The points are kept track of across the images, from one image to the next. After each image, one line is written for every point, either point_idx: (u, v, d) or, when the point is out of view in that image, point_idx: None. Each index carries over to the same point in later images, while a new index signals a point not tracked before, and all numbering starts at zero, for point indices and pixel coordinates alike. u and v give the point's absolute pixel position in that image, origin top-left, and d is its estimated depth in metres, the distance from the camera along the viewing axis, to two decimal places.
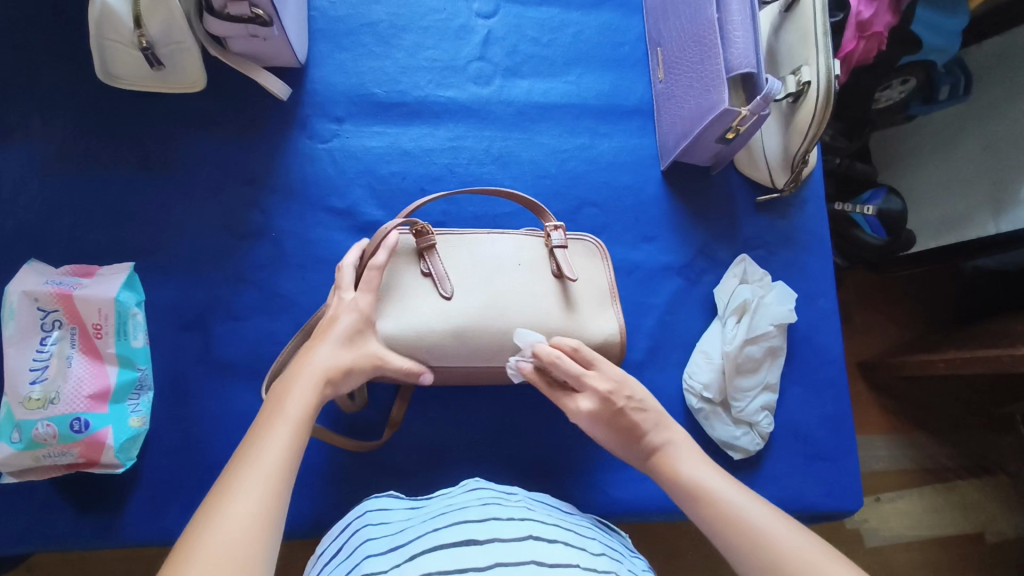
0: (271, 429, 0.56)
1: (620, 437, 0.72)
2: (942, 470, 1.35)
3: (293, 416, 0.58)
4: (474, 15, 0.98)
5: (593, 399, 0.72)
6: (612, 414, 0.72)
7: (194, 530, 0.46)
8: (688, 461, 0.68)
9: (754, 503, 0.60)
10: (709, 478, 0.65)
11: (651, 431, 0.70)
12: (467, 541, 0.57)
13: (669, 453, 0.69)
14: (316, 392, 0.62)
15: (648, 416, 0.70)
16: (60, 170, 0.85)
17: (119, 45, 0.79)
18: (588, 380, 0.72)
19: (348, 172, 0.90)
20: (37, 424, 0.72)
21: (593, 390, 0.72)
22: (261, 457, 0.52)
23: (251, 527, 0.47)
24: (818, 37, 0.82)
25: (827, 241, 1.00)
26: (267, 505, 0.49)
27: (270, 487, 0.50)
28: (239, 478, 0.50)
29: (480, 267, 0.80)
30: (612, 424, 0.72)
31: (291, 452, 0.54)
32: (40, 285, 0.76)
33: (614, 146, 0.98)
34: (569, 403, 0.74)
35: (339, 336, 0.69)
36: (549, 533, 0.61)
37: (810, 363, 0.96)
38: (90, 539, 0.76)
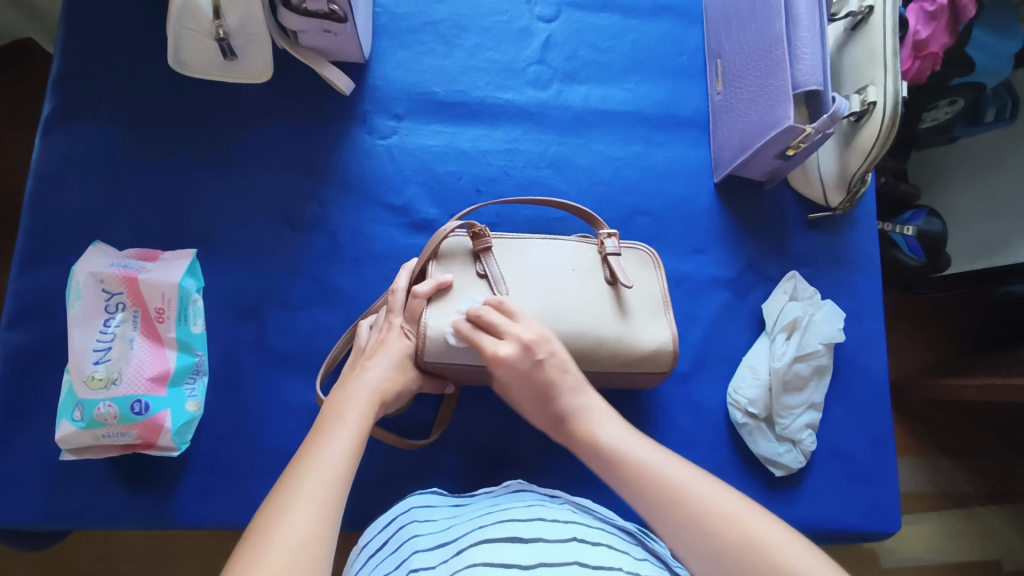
0: (329, 439, 0.56)
1: (534, 396, 0.70)
2: (967, 497, 1.34)
3: (352, 429, 0.59)
4: (536, 19, 0.99)
5: (514, 347, 0.69)
6: (529, 366, 0.69)
7: (259, 531, 0.46)
8: (620, 433, 0.63)
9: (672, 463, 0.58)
10: (641, 450, 0.61)
11: (567, 394, 0.68)
12: (511, 540, 0.58)
13: (592, 420, 0.66)
14: (370, 411, 0.63)
15: (550, 369, 0.68)
16: (125, 154, 0.86)
17: (197, 34, 0.80)
18: (511, 331, 0.70)
19: (406, 169, 0.91)
20: (100, 404, 0.73)
21: (513, 340, 0.69)
22: (322, 461, 0.53)
23: (315, 528, 0.47)
24: (887, 58, 0.82)
25: (876, 262, 0.99)
26: (327, 510, 0.49)
27: (330, 491, 0.51)
28: (302, 484, 0.51)
29: (535, 271, 0.80)
30: (515, 374, 0.69)
31: (348, 461, 0.55)
32: (106, 267, 0.78)
33: (668, 156, 0.98)
34: (486, 346, 0.70)
35: (385, 362, 0.72)
36: (592, 535, 0.62)
37: (855, 383, 0.95)
38: (140, 519, 0.78)
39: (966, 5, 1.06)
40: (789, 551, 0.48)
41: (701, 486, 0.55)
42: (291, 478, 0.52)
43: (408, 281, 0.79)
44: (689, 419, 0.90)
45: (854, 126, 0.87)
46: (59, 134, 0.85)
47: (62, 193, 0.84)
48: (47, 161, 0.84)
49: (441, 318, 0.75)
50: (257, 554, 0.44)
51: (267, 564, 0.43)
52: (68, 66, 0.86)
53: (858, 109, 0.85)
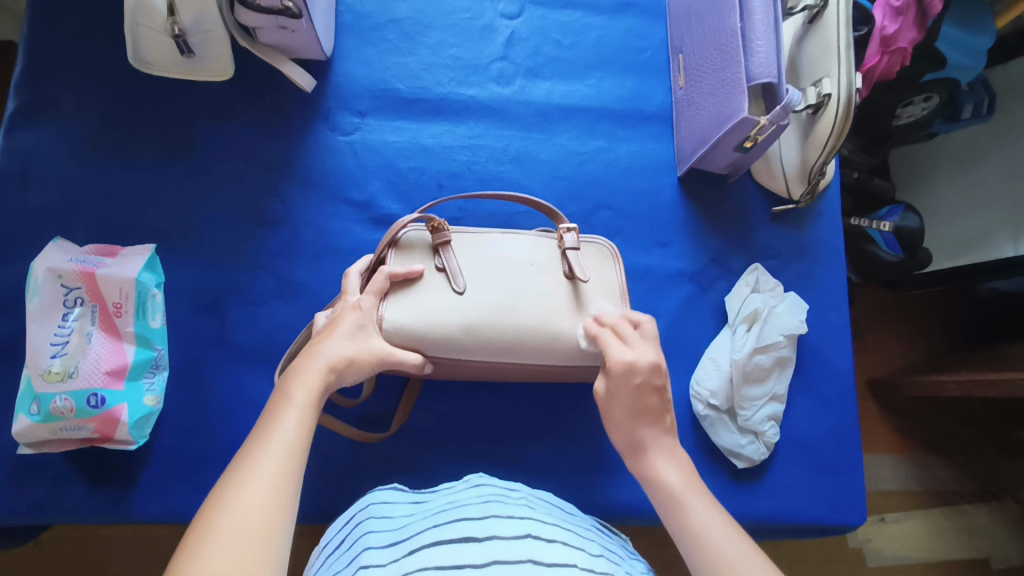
0: (279, 419, 0.54)
1: (626, 416, 0.63)
2: (949, 493, 1.33)
3: (302, 405, 0.56)
4: (499, 16, 0.99)
5: (646, 359, 0.64)
6: (642, 386, 0.63)
7: (208, 518, 0.45)
8: (681, 478, 0.59)
9: (741, 548, 0.53)
10: (711, 520, 0.55)
11: (654, 433, 0.62)
12: (464, 541, 0.57)
13: (654, 455, 0.61)
14: (322, 380, 0.61)
15: (665, 399, 0.63)
16: (89, 152, 0.87)
17: (153, 31, 0.82)
18: (635, 345, 0.65)
19: (368, 165, 0.92)
20: (56, 397, 0.74)
21: (641, 352, 0.65)
22: (275, 438, 0.52)
23: (268, 506, 0.47)
24: (840, 50, 0.82)
25: (841, 254, 0.99)
26: (277, 493, 0.48)
27: (285, 468, 0.50)
28: (252, 465, 0.49)
29: (492, 263, 0.80)
30: (625, 387, 0.63)
31: (303, 436, 0.54)
32: (64, 262, 0.78)
33: (632, 150, 0.99)
34: (614, 353, 0.65)
35: (346, 333, 0.68)
36: (548, 531, 0.61)
37: (819, 375, 0.95)
38: (101, 513, 0.78)
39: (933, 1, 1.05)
40: None
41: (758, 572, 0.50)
42: (241, 458, 0.51)
43: (364, 266, 0.77)
44: None
45: (812, 119, 0.88)
46: (22, 132, 0.86)
47: (25, 190, 0.85)
48: (10, 159, 0.85)
49: (401, 307, 0.76)
50: (207, 538, 0.44)
51: (216, 551, 0.43)
52: (32, 67, 0.87)
53: (814, 101, 0.85)
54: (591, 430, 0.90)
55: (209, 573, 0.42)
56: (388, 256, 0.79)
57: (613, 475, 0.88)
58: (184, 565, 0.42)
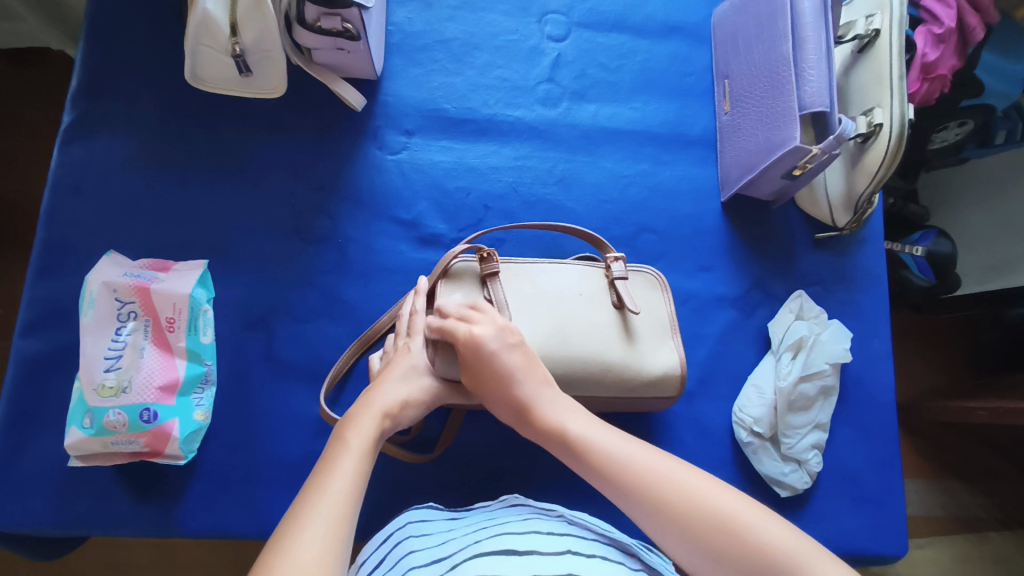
0: (335, 465, 0.54)
1: (495, 386, 0.66)
2: (976, 521, 1.31)
3: (356, 450, 0.57)
4: (546, 38, 1.00)
5: (490, 328, 0.67)
6: (503, 349, 0.66)
7: (267, 566, 0.45)
8: (562, 412, 0.64)
9: (577, 420, 0.63)
10: (558, 408, 0.64)
11: (530, 383, 0.65)
12: (505, 554, 0.57)
13: (539, 408, 0.65)
14: (377, 426, 0.61)
15: (525, 350, 0.67)
16: (141, 165, 0.88)
17: (213, 50, 0.80)
18: (481, 316, 0.68)
19: (415, 184, 0.92)
20: (109, 411, 0.74)
21: (488, 323, 0.67)
22: (331, 484, 0.52)
23: (324, 554, 0.46)
24: (894, 80, 0.83)
25: (884, 282, 0.99)
26: (330, 542, 0.48)
27: (339, 514, 0.50)
28: (308, 512, 0.49)
29: (541, 296, 0.80)
30: (481, 358, 0.66)
31: (357, 482, 0.54)
32: (120, 277, 0.79)
33: (675, 174, 0.99)
34: (460, 332, 0.67)
35: (400, 378, 0.68)
36: (587, 547, 0.61)
37: (862, 403, 0.95)
38: (146, 526, 0.78)
39: (974, 29, 1.07)
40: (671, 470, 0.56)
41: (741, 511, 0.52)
42: (297, 504, 0.51)
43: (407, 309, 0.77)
44: (694, 437, 0.90)
45: (860, 148, 0.88)
46: (78, 145, 0.87)
47: (78, 202, 0.86)
48: (66, 171, 0.86)
49: None
50: None
51: None
52: (90, 81, 0.89)
53: (864, 131, 0.85)
54: None
55: None
56: (439, 285, 0.78)
57: None
58: None
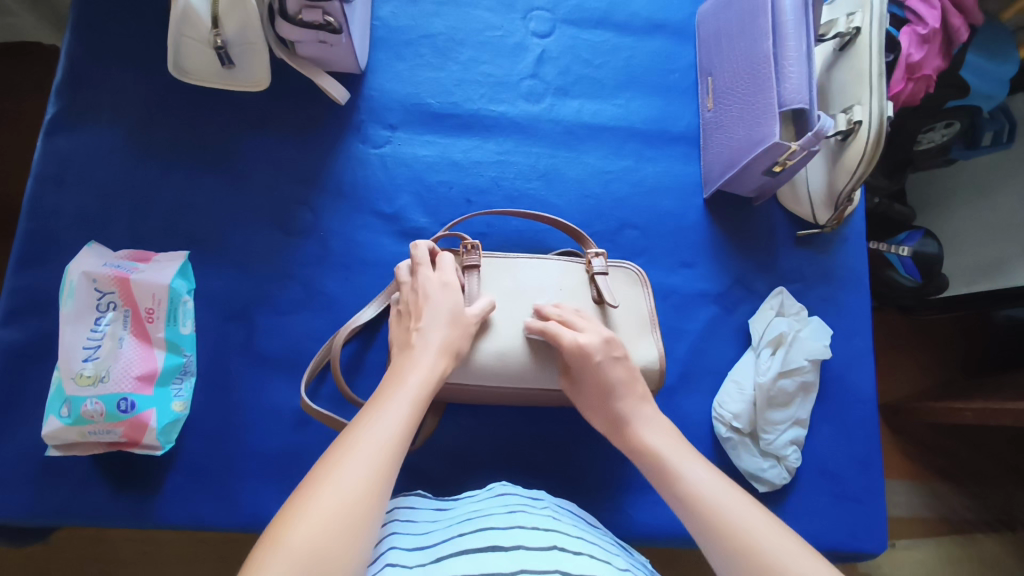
0: (387, 405, 0.57)
1: (593, 391, 0.71)
2: (960, 521, 1.32)
3: (410, 394, 0.60)
4: (531, 34, 1.01)
5: (598, 339, 0.72)
6: (606, 360, 0.71)
7: (311, 487, 0.48)
8: (661, 436, 0.67)
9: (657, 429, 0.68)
10: (646, 419, 0.69)
11: (632, 400, 0.70)
12: (490, 551, 0.57)
13: (638, 423, 0.69)
14: (434, 371, 0.64)
15: (626, 368, 0.72)
16: (123, 157, 0.88)
17: (195, 42, 0.82)
18: (586, 327, 0.73)
19: (398, 178, 0.92)
20: (87, 400, 0.74)
21: (593, 333, 0.73)
22: (377, 426, 0.54)
23: (366, 483, 0.50)
24: (873, 77, 0.83)
25: (865, 280, 1.00)
26: (377, 475, 0.51)
27: (386, 451, 0.53)
28: (358, 444, 0.52)
29: (522, 291, 0.80)
30: (587, 364, 0.71)
31: (406, 426, 0.56)
32: (99, 267, 0.79)
33: (658, 171, 1.00)
34: (567, 337, 0.72)
35: (438, 320, 0.69)
36: (574, 543, 0.60)
37: (842, 400, 0.95)
38: (123, 517, 0.78)
39: (958, 30, 1.09)
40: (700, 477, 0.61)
41: (818, 573, 0.49)
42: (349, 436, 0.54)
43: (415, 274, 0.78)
44: None
45: (841, 145, 0.88)
46: (60, 136, 0.87)
47: (60, 193, 0.86)
48: (48, 162, 0.86)
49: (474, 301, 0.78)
50: (312, 504, 0.47)
51: (315, 517, 0.46)
52: (72, 72, 0.89)
53: (844, 128, 0.86)
54: (612, 449, 0.89)
55: (303, 535, 0.45)
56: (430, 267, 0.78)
57: (634, 495, 0.87)
58: (286, 524, 0.46)
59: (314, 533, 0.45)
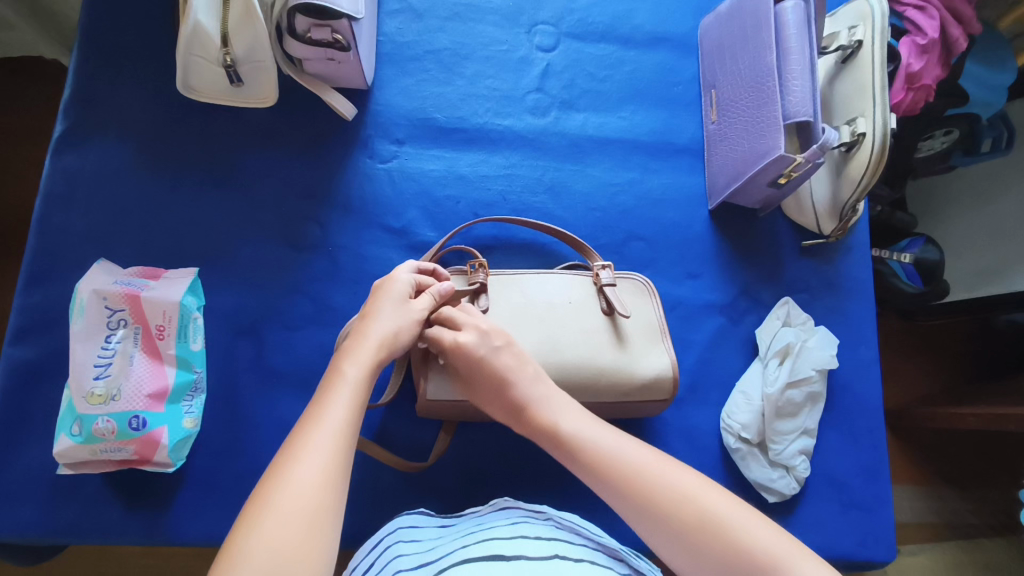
0: (333, 395, 0.55)
1: (488, 387, 0.69)
2: (966, 527, 1.32)
3: (354, 380, 0.57)
4: (535, 48, 1.01)
5: (473, 334, 0.70)
6: (487, 352, 0.69)
7: (266, 494, 0.47)
8: (583, 423, 0.65)
9: (592, 427, 0.64)
10: (575, 421, 0.65)
11: (526, 383, 0.68)
12: (492, 559, 0.57)
13: (538, 404, 0.67)
14: (373, 356, 0.61)
15: (514, 352, 0.70)
16: (132, 174, 0.88)
17: (205, 60, 0.81)
18: (467, 318, 0.72)
19: (405, 193, 0.93)
20: (98, 419, 0.75)
21: (471, 328, 0.70)
22: (327, 416, 0.53)
23: (320, 484, 0.48)
24: (876, 90, 0.84)
25: (870, 289, 1.00)
26: (330, 472, 0.49)
27: (337, 445, 0.51)
28: (310, 441, 0.51)
29: (532, 304, 0.80)
30: (467, 360, 0.69)
31: (353, 414, 0.55)
32: (110, 284, 0.80)
33: (663, 182, 1.00)
34: (446, 337, 0.70)
35: (392, 306, 0.67)
36: (576, 552, 0.61)
37: (849, 409, 0.95)
38: (134, 534, 0.78)
39: (957, 40, 1.10)
40: (652, 462, 0.59)
41: (765, 532, 0.52)
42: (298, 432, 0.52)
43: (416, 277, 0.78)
44: (684, 444, 0.90)
45: (844, 156, 0.89)
46: (70, 154, 0.88)
47: (69, 210, 0.86)
48: (57, 180, 0.87)
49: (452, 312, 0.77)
50: (267, 509, 0.46)
51: (273, 523, 0.45)
52: (81, 90, 0.89)
53: (848, 140, 0.86)
54: None
55: (266, 544, 0.44)
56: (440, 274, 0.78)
57: None
58: (245, 536, 0.44)
59: (277, 544, 0.44)
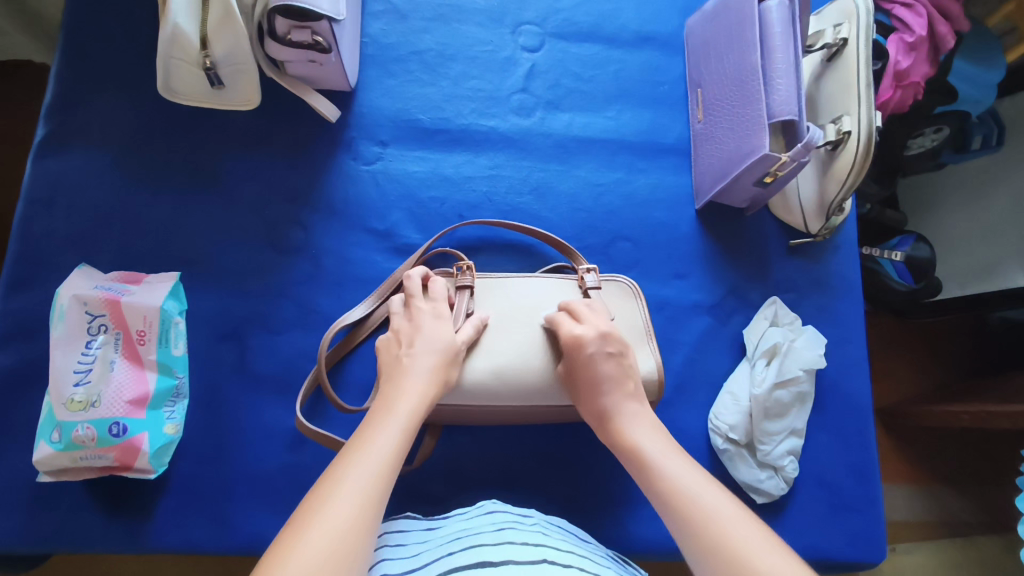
0: (382, 429, 0.58)
1: (584, 387, 0.71)
2: (960, 525, 1.32)
3: (404, 419, 0.60)
4: (520, 49, 1.01)
5: (593, 331, 0.72)
6: (588, 355, 0.71)
7: (309, 510, 0.49)
8: (657, 442, 0.65)
9: (658, 442, 0.65)
10: (643, 435, 0.66)
11: (619, 394, 0.69)
12: (479, 566, 0.56)
13: (624, 419, 0.68)
14: (426, 395, 0.63)
15: (619, 364, 0.71)
16: (115, 179, 0.88)
17: (186, 63, 0.80)
18: (588, 320, 0.73)
19: (390, 195, 0.92)
20: (78, 426, 0.74)
21: (592, 325, 0.72)
22: (372, 446, 0.55)
23: (359, 508, 0.50)
24: (861, 88, 0.84)
25: (858, 288, 1.00)
26: (371, 497, 0.51)
27: (379, 475, 0.53)
28: (350, 468, 0.52)
29: (515, 307, 0.80)
30: (580, 356, 0.71)
31: (398, 448, 0.57)
32: (90, 290, 0.79)
33: (650, 182, 1.00)
34: (565, 328, 0.73)
35: (433, 341, 0.69)
36: (565, 557, 0.60)
37: (838, 409, 0.95)
38: (117, 542, 0.77)
39: (945, 37, 1.10)
40: (699, 488, 0.58)
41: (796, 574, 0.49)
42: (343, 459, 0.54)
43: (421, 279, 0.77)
44: None
45: (830, 155, 0.88)
46: (50, 158, 0.87)
47: (50, 216, 0.85)
48: (38, 185, 0.86)
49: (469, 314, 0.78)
50: (308, 523, 0.48)
51: (313, 536, 0.46)
52: (61, 94, 0.89)
53: (833, 138, 0.86)
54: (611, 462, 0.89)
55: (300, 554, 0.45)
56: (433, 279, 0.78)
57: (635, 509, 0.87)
58: (285, 544, 0.46)
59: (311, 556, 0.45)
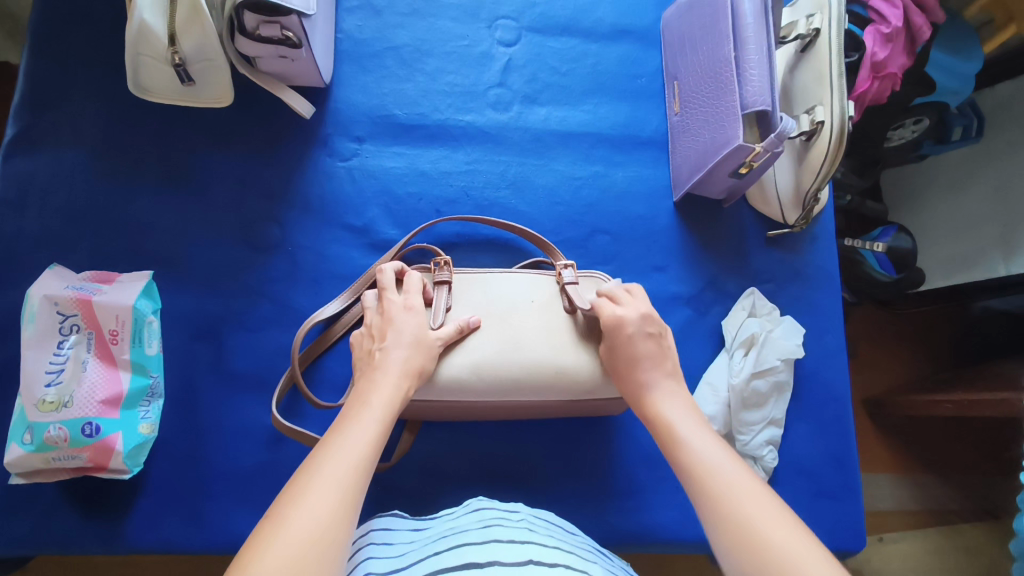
0: (355, 427, 0.56)
1: (622, 364, 0.68)
2: (946, 513, 1.32)
3: (378, 415, 0.59)
4: (496, 43, 1.01)
5: (634, 314, 0.70)
6: (639, 335, 0.69)
7: (280, 514, 0.47)
8: (691, 432, 0.60)
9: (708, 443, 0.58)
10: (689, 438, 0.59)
11: (658, 372, 0.67)
12: (465, 569, 0.54)
13: (658, 395, 0.65)
14: (399, 391, 0.63)
15: (661, 344, 0.69)
16: (87, 178, 0.87)
17: (155, 61, 0.80)
18: (626, 302, 0.71)
19: (366, 191, 0.92)
20: (50, 426, 0.73)
21: (632, 308, 0.71)
22: (345, 445, 0.54)
23: (333, 509, 0.48)
24: (833, 77, 0.84)
25: (836, 277, 1.00)
26: (344, 499, 0.49)
27: (353, 474, 0.51)
28: (323, 466, 0.51)
29: (494, 303, 0.80)
30: (620, 335, 0.69)
31: (372, 445, 0.55)
32: (61, 289, 0.78)
33: (628, 175, 1.00)
34: (606, 310, 0.71)
35: (405, 336, 0.69)
36: (552, 556, 0.58)
37: (816, 399, 0.95)
38: (94, 543, 0.77)
39: (921, 27, 1.09)
40: (750, 497, 0.51)
41: None
42: (315, 459, 0.53)
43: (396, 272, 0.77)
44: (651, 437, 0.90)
45: (805, 145, 0.89)
46: (20, 158, 0.86)
47: (22, 216, 0.85)
48: (8, 185, 0.85)
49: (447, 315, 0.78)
50: (280, 527, 0.46)
51: (285, 542, 0.45)
52: (31, 93, 0.88)
53: (807, 129, 0.86)
54: (591, 455, 0.89)
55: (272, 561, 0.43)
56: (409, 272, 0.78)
57: (616, 502, 0.87)
58: (256, 551, 0.44)
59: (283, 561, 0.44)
